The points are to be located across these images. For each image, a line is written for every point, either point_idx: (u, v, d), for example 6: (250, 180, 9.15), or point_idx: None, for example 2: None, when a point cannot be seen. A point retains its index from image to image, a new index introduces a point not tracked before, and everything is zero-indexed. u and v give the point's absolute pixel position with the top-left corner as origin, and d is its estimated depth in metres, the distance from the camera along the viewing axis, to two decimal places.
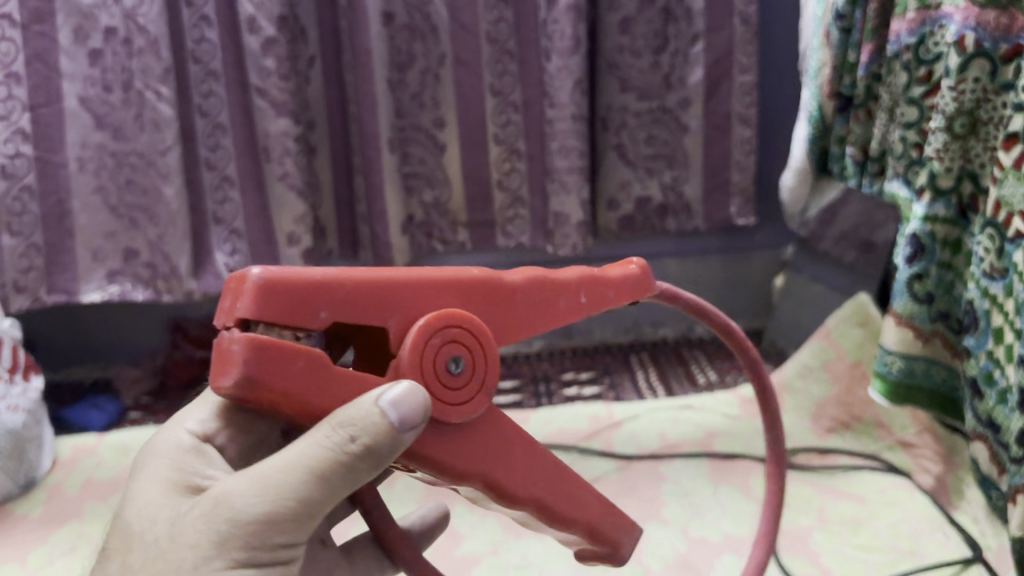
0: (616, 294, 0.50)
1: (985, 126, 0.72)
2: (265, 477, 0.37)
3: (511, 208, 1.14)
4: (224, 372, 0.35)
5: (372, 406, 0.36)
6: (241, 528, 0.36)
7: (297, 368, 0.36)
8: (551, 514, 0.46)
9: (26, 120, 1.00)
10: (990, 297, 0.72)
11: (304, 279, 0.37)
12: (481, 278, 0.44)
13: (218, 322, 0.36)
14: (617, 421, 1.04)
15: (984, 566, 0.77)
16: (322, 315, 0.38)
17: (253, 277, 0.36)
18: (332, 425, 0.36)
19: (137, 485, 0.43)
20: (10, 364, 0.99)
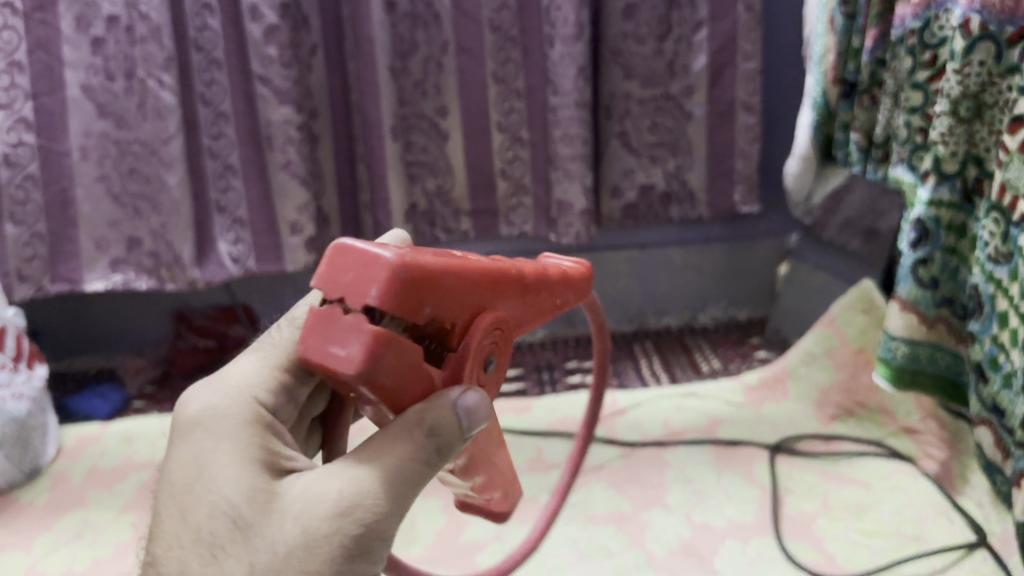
0: (578, 295, 0.55)
1: (991, 110, 0.72)
2: (378, 481, 0.39)
3: (514, 197, 1.13)
4: (346, 359, 0.35)
5: (450, 410, 0.39)
6: (367, 535, 0.38)
7: (399, 366, 0.37)
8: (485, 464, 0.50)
9: (29, 109, 1.00)
10: (995, 281, 0.71)
11: (429, 273, 0.37)
12: (518, 279, 0.46)
13: (339, 292, 0.36)
14: (621, 409, 1.04)
15: (988, 550, 0.78)
16: (428, 311, 0.38)
17: (390, 268, 0.35)
18: (427, 433, 0.39)
19: (215, 457, 0.41)
20: (13, 353, 0.99)
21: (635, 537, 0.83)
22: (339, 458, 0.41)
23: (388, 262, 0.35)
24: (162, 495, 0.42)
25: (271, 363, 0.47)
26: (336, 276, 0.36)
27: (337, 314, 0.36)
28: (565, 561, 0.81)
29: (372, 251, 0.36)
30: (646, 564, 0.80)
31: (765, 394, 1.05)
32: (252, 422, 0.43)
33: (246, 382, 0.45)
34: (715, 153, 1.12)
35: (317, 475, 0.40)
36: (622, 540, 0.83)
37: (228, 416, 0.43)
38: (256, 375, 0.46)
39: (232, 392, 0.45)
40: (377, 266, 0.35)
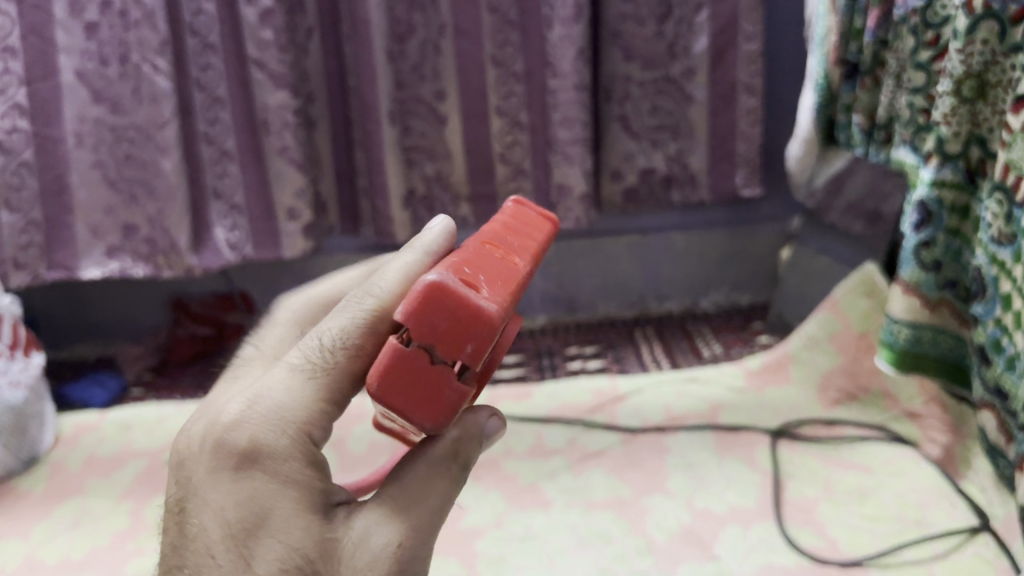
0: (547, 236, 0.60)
1: (994, 89, 0.70)
2: (425, 523, 0.41)
3: (513, 181, 1.12)
4: (430, 409, 0.39)
5: (479, 436, 0.43)
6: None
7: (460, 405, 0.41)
8: None
9: (22, 95, 0.99)
10: (998, 263, 0.70)
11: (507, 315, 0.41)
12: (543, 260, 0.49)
13: (432, 339, 0.38)
14: (621, 395, 1.03)
15: (991, 535, 0.77)
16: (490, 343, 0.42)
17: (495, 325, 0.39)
18: (459, 463, 0.43)
19: (274, 500, 0.39)
20: (9, 340, 0.97)
21: (636, 523, 0.83)
22: (382, 495, 0.41)
23: (491, 324, 0.38)
24: (207, 534, 0.39)
25: (320, 391, 0.40)
26: (432, 322, 0.38)
27: (423, 360, 0.38)
28: (564, 547, 0.80)
29: (475, 303, 0.38)
30: (646, 550, 0.79)
31: (767, 379, 1.04)
32: (312, 463, 0.40)
33: (296, 414, 0.40)
34: (717, 137, 1.11)
35: (372, 519, 0.40)
36: (623, 526, 0.82)
37: (286, 456, 0.39)
38: (306, 405, 0.40)
39: (275, 417, 0.40)
40: (481, 325, 0.38)
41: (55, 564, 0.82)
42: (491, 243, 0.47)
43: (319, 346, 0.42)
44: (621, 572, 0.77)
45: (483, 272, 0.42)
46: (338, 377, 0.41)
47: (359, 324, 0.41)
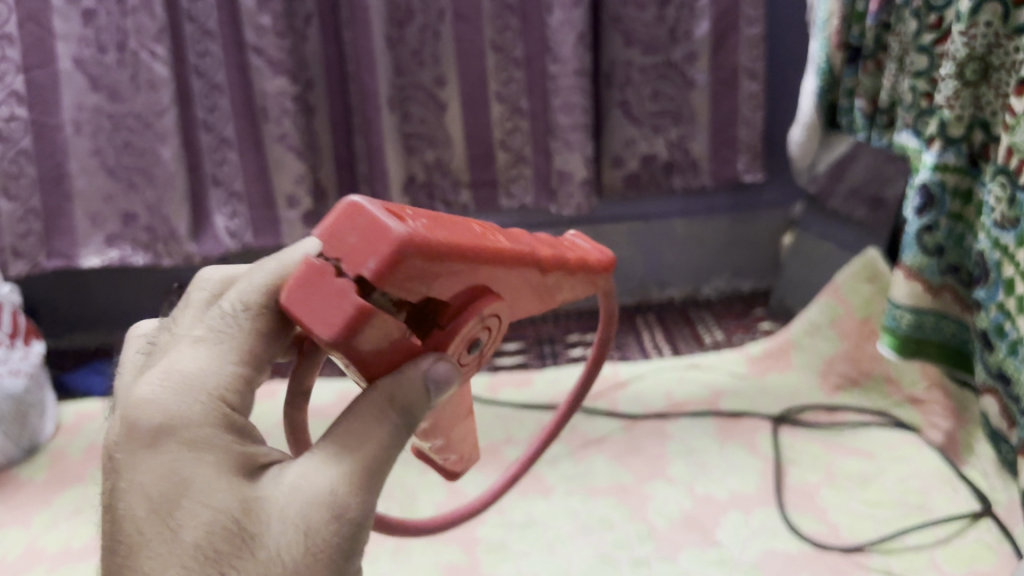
0: (589, 287, 0.57)
1: (998, 72, 0.70)
2: (363, 472, 0.37)
3: (514, 168, 1.12)
4: (325, 323, 0.35)
5: (422, 380, 0.38)
6: (359, 533, 0.37)
7: (383, 335, 0.37)
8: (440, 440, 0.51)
9: (20, 82, 0.98)
10: (1001, 247, 0.70)
11: (435, 251, 0.36)
12: (539, 262, 0.47)
13: (339, 253, 0.35)
14: (622, 381, 1.03)
15: (993, 519, 0.77)
16: (423, 289, 0.37)
17: (398, 245, 0.34)
18: (398, 411, 0.38)
19: (196, 466, 0.36)
20: (10, 329, 0.98)
21: (637, 509, 0.82)
22: (314, 449, 0.38)
23: (396, 242, 0.34)
24: (132, 513, 0.36)
25: (231, 356, 0.39)
26: (341, 236, 0.35)
27: (328, 274, 0.35)
28: (565, 534, 0.80)
29: (383, 221, 0.35)
30: (647, 536, 0.79)
31: (768, 365, 1.03)
32: (232, 426, 0.37)
33: (205, 382, 0.38)
34: (719, 122, 1.11)
35: (301, 475, 0.36)
36: (624, 512, 0.82)
37: (199, 419, 0.36)
38: (215, 372, 0.38)
39: (190, 384, 0.37)
40: (383, 240, 0.34)
41: (56, 553, 0.82)
42: (484, 228, 0.46)
43: (222, 315, 0.40)
44: (622, 558, 0.77)
45: (426, 220, 0.39)
46: (246, 341, 0.39)
47: (257, 288, 0.39)
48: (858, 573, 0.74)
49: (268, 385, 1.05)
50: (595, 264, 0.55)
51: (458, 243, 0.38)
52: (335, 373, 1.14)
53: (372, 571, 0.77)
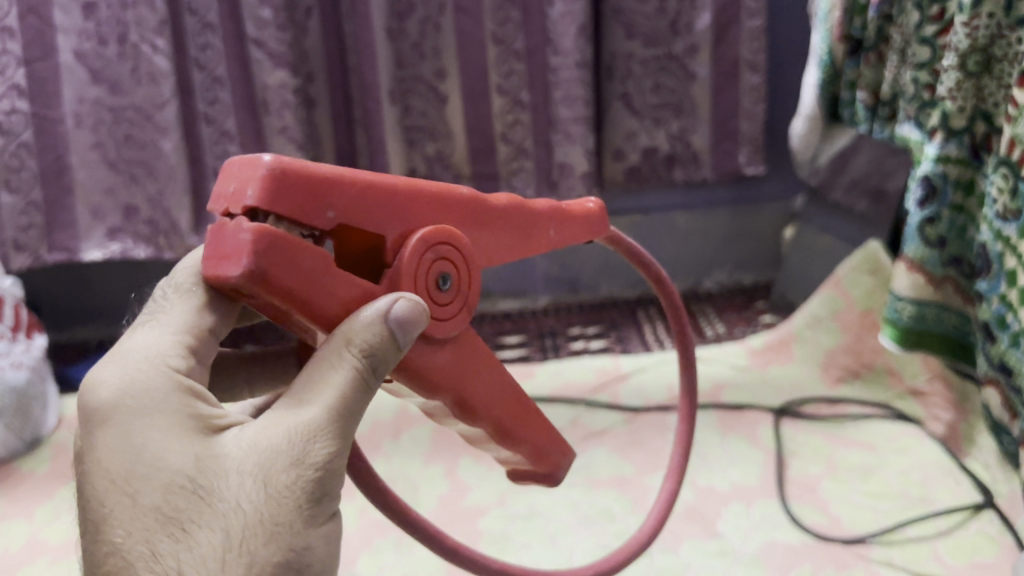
0: (575, 228, 0.55)
1: (1000, 63, 0.70)
2: (325, 419, 0.36)
3: (516, 161, 1.11)
4: (231, 261, 0.35)
5: (381, 323, 0.37)
6: (327, 480, 0.36)
7: (303, 264, 0.36)
8: (504, 431, 0.49)
9: (21, 75, 0.98)
10: (1004, 239, 0.70)
11: (317, 172, 0.37)
12: (474, 197, 0.46)
13: (222, 205, 0.36)
14: (624, 374, 1.03)
15: (995, 511, 0.77)
16: (330, 214, 0.38)
17: (265, 165, 0.35)
18: (357, 352, 0.37)
19: (150, 433, 0.37)
20: (12, 322, 0.99)
21: (639, 501, 0.83)
22: (274, 404, 0.38)
23: (263, 162, 0.35)
24: (95, 488, 0.37)
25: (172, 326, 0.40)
26: (222, 191, 0.36)
27: (224, 224, 0.35)
28: (567, 526, 0.80)
29: (250, 156, 0.36)
30: None
31: (769, 357, 1.03)
32: (181, 390, 0.38)
33: (150, 353, 0.39)
34: (720, 115, 1.11)
35: (258, 429, 0.37)
36: (625, 504, 0.82)
37: (152, 388, 0.38)
38: (158, 344, 0.40)
39: (137, 358, 0.39)
40: (253, 168, 0.35)
41: (58, 545, 0.82)
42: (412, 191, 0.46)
43: (161, 299, 0.43)
44: None
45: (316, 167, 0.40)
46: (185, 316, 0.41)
47: (187, 267, 0.42)
48: (860, 564, 0.74)
49: None
50: (570, 211, 0.54)
51: (349, 172, 0.39)
52: None
53: (374, 563, 0.77)
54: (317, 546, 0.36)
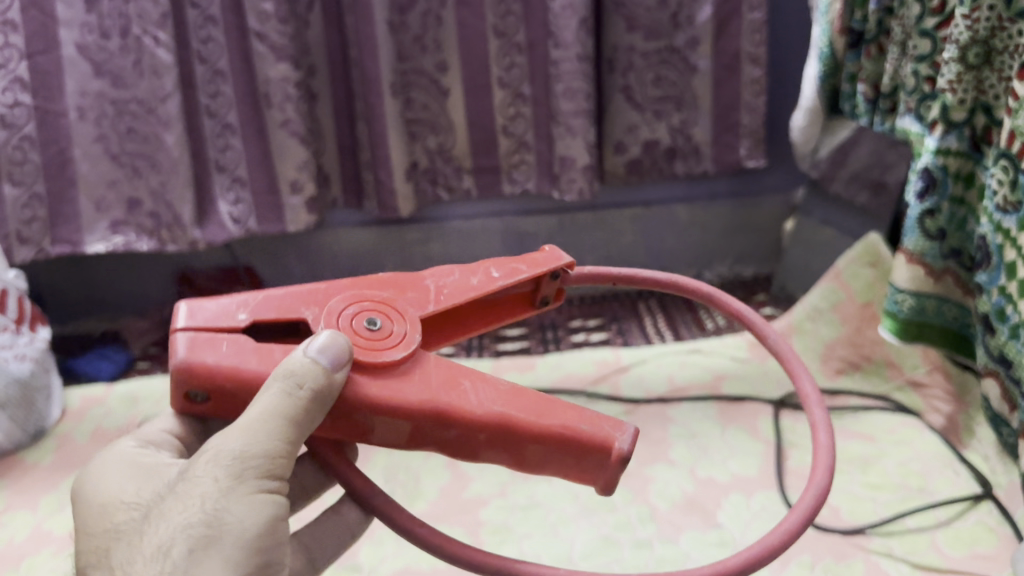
0: (528, 264, 0.57)
1: (1000, 56, 0.70)
2: (242, 421, 0.44)
3: (517, 154, 1.13)
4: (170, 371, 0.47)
5: (302, 355, 0.45)
6: (243, 459, 0.43)
7: (221, 350, 0.47)
8: (518, 425, 0.48)
9: (23, 68, 0.99)
10: (1003, 231, 0.70)
11: (220, 298, 0.50)
12: (388, 276, 0.54)
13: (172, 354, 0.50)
14: (625, 366, 1.03)
15: (994, 502, 0.77)
16: (241, 315, 0.50)
17: (178, 304, 0.49)
18: (280, 376, 0.44)
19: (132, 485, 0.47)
20: (16, 315, 0.99)
21: (640, 492, 0.83)
22: None
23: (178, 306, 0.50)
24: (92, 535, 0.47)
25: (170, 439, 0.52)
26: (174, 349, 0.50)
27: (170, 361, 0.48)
28: (568, 516, 0.81)
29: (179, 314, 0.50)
30: (649, 518, 0.80)
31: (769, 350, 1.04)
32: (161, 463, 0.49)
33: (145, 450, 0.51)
34: (721, 107, 1.11)
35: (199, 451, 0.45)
36: (626, 495, 0.83)
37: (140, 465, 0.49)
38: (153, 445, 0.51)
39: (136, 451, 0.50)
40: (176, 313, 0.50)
41: (62, 535, 0.82)
42: None
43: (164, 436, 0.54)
44: (624, 540, 0.78)
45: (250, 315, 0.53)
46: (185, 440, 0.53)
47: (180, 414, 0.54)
48: (859, 555, 0.74)
49: None
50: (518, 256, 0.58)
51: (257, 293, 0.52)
52: None
53: (375, 553, 0.78)
54: (236, 513, 0.42)
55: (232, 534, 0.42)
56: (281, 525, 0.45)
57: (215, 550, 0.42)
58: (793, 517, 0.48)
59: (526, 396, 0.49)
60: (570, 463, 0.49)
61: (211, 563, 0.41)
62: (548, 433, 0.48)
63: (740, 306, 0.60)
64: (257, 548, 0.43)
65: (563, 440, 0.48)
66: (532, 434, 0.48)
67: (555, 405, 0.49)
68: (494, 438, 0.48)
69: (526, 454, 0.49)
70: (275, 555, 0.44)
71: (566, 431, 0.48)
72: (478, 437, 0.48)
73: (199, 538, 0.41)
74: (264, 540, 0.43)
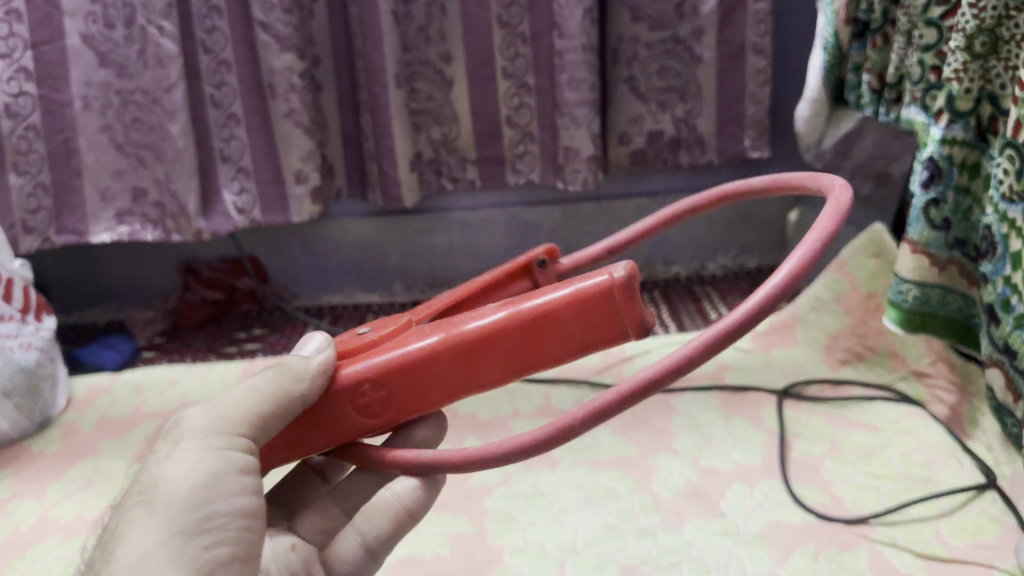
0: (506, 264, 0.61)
1: (1007, 45, 0.70)
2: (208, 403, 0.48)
3: (521, 145, 1.12)
4: None
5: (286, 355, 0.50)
6: (191, 426, 0.46)
7: None
8: (517, 313, 0.46)
9: (28, 58, 0.99)
10: (1009, 221, 0.70)
11: None
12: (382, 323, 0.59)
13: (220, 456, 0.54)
14: (628, 356, 1.04)
15: (998, 492, 0.77)
16: None
17: None
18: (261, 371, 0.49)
19: None
20: (21, 304, 0.99)
21: (642, 481, 0.83)
22: None
23: None
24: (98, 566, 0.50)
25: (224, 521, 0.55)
26: None
27: None
28: (571, 505, 0.81)
29: None
30: (653, 507, 0.80)
31: (773, 341, 1.04)
32: None
33: None
34: (725, 98, 1.11)
35: None
36: (629, 484, 0.83)
37: None
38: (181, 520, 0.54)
39: None
40: None
41: (68, 523, 0.82)
42: None
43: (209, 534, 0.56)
44: (627, 528, 0.78)
45: None
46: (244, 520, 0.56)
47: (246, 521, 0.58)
48: (862, 544, 0.74)
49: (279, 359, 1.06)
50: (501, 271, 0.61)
51: None
52: None
53: None
54: (174, 471, 0.44)
55: (164, 488, 0.43)
56: (230, 487, 0.45)
57: (148, 508, 0.43)
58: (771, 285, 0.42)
59: (521, 298, 0.48)
60: (596, 328, 0.45)
61: (141, 514, 0.43)
62: (543, 306, 0.46)
63: (719, 188, 0.57)
64: (194, 506, 0.43)
65: (563, 303, 0.45)
66: (533, 314, 0.46)
67: (546, 288, 0.47)
68: (509, 337, 0.46)
69: (549, 340, 0.46)
70: (224, 516, 0.44)
71: (558, 299, 0.45)
72: (495, 349, 0.46)
73: (139, 501, 0.44)
74: (204, 499, 0.44)
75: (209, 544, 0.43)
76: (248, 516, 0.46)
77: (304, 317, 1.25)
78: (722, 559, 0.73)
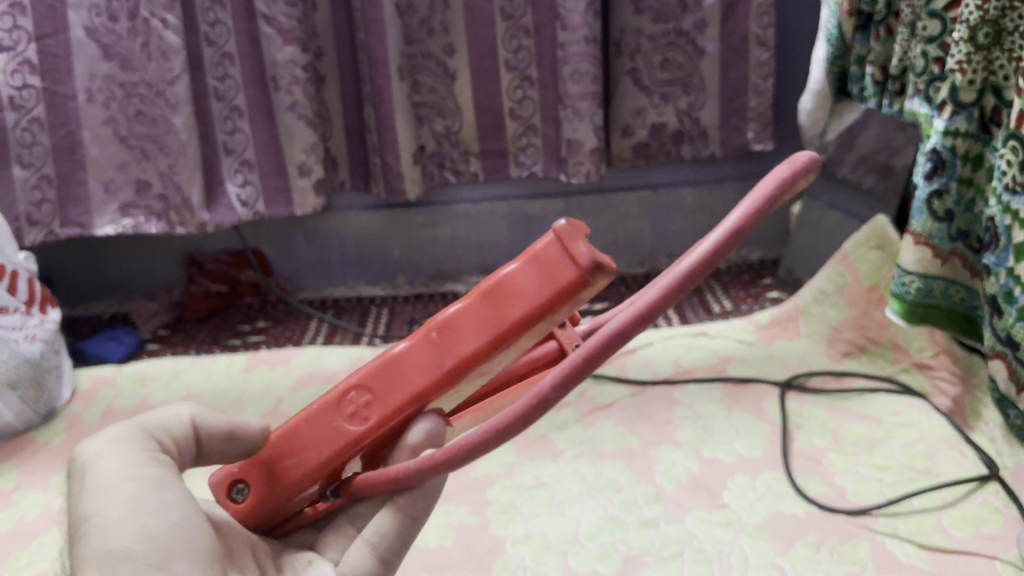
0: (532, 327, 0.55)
1: (1010, 36, 0.69)
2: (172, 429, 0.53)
3: (524, 137, 1.13)
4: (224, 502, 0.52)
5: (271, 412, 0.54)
6: (96, 463, 0.46)
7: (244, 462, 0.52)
8: (479, 291, 0.44)
9: (32, 51, 0.99)
10: (1011, 213, 0.70)
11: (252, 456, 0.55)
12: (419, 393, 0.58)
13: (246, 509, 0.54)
14: (631, 349, 1.05)
15: (1000, 484, 0.77)
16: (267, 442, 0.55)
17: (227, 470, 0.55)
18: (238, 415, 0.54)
19: None
20: (26, 296, 1.00)
21: (644, 473, 0.83)
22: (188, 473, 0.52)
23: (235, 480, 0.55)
24: None
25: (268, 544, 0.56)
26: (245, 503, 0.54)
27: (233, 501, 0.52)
28: (574, 496, 0.81)
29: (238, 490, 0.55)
30: (655, 498, 0.80)
31: (776, 332, 1.05)
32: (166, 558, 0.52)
33: None
34: (728, 91, 1.11)
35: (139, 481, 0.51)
36: (632, 475, 0.83)
37: None
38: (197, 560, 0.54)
39: None
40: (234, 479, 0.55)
41: None
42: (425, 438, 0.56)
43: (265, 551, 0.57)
44: (630, 519, 0.78)
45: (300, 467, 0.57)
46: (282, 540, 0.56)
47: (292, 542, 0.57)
48: (864, 535, 0.74)
49: (283, 350, 1.07)
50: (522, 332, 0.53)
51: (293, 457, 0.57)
52: (347, 342, 1.15)
53: None
54: (97, 502, 0.44)
55: (93, 515, 0.43)
56: (155, 505, 0.45)
57: (85, 540, 0.43)
58: (739, 212, 0.36)
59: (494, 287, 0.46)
60: (547, 282, 0.41)
61: (83, 546, 0.42)
62: (497, 276, 0.43)
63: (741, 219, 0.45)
64: (129, 524, 0.43)
65: (515, 266, 0.43)
66: (488, 285, 0.44)
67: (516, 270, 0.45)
68: (470, 311, 0.44)
69: (506, 304, 0.43)
70: (161, 526, 0.44)
71: (509, 266, 0.43)
72: (461, 327, 0.44)
73: (77, 538, 0.43)
74: (136, 515, 0.44)
75: (162, 556, 0.43)
76: (189, 525, 0.46)
77: (308, 309, 1.25)
78: (724, 549, 0.74)
